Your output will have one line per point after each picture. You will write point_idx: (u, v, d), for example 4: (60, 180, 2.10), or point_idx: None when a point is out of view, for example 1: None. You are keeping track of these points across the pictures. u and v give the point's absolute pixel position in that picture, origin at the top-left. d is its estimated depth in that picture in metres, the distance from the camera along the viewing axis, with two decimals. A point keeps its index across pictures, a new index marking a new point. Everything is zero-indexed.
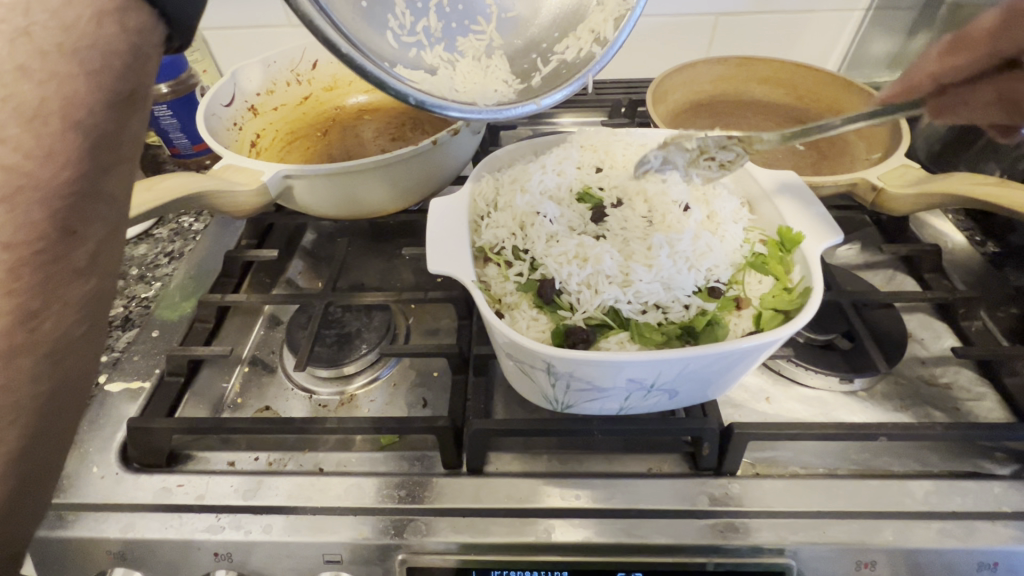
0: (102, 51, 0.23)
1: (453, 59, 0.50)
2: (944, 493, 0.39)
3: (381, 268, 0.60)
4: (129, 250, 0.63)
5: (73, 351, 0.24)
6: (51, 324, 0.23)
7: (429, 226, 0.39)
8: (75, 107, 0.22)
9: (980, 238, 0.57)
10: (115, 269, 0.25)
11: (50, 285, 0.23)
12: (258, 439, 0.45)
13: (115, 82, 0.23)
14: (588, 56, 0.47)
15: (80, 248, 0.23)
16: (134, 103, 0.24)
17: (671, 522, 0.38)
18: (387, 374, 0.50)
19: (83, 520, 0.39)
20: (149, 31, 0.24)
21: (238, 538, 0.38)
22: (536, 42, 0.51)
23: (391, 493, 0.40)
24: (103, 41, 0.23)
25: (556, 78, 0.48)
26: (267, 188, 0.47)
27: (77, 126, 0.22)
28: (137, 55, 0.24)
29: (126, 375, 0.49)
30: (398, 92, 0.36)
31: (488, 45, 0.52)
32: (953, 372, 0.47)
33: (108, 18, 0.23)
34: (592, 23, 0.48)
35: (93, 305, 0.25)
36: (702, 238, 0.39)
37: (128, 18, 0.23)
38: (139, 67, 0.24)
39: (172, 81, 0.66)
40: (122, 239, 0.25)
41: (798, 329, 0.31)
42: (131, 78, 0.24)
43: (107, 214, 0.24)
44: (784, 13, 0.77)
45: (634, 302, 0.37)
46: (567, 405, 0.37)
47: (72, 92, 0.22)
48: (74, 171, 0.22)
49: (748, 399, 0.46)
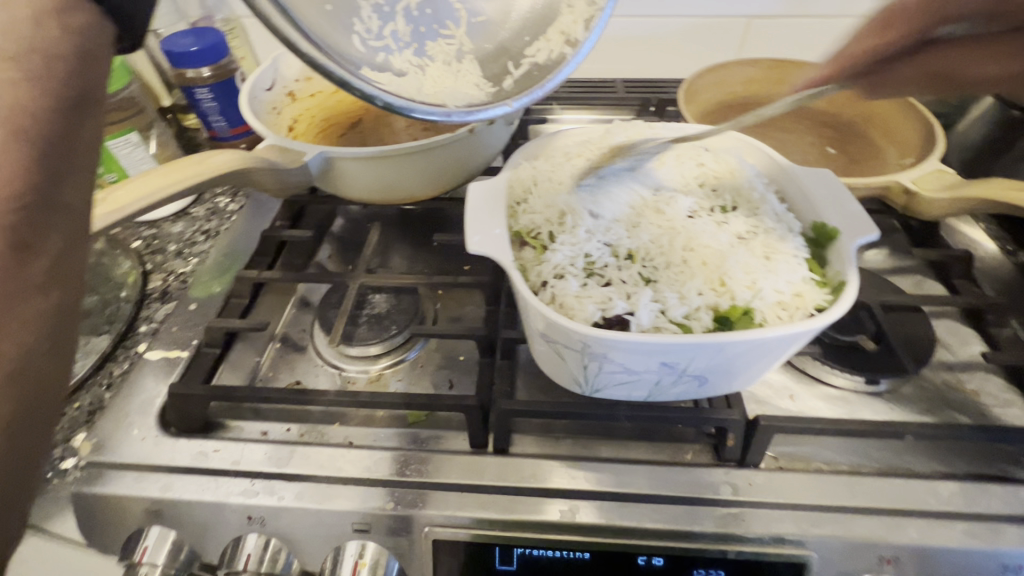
0: (44, 54, 0.28)
1: (422, 63, 0.51)
2: (970, 495, 0.38)
3: (409, 253, 0.61)
4: (167, 226, 0.65)
5: (39, 361, 0.24)
6: (11, 344, 0.23)
7: (469, 210, 0.40)
8: (22, 115, 0.26)
9: (1011, 247, 0.56)
10: (78, 284, 0.26)
11: (9, 300, 0.23)
12: (288, 411, 0.46)
13: (57, 86, 0.28)
14: (559, 57, 0.48)
15: (37, 261, 0.24)
16: (85, 107, 0.29)
17: (693, 510, 0.38)
18: (414, 356, 0.51)
19: (124, 478, 0.41)
20: (92, 28, 0.31)
21: (271, 503, 0.39)
22: (506, 48, 0.52)
23: (403, 468, 0.41)
24: (44, 45, 0.28)
25: (527, 81, 0.49)
26: (308, 167, 0.49)
27: (21, 130, 0.25)
28: (83, 56, 0.30)
29: (165, 345, 0.50)
30: (364, 93, 0.36)
31: (459, 50, 0.52)
32: (981, 378, 0.47)
33: (51, 19, 0.29)
34: (562, 25, 0.49)
35: (55, 323, 0.25)
36: (721, 236, 0.40)
37: (71, 19, 0.30)
38: (86, 68, 0.29)
39: (213, 65, 0.67)
40: (80, 253, 0.27)
41: (831, 322, 0.32)
42: (78, 82, 0.29)
43: (60, 223, 0.26)
44: (819, 16, 0.77)
45: (683, 303, 0.36)
46: (596, 388, 0.37)
47: (17, 97, 0.26)
48: (20, 180, 0.25)
49: (772, 395, 0.46)
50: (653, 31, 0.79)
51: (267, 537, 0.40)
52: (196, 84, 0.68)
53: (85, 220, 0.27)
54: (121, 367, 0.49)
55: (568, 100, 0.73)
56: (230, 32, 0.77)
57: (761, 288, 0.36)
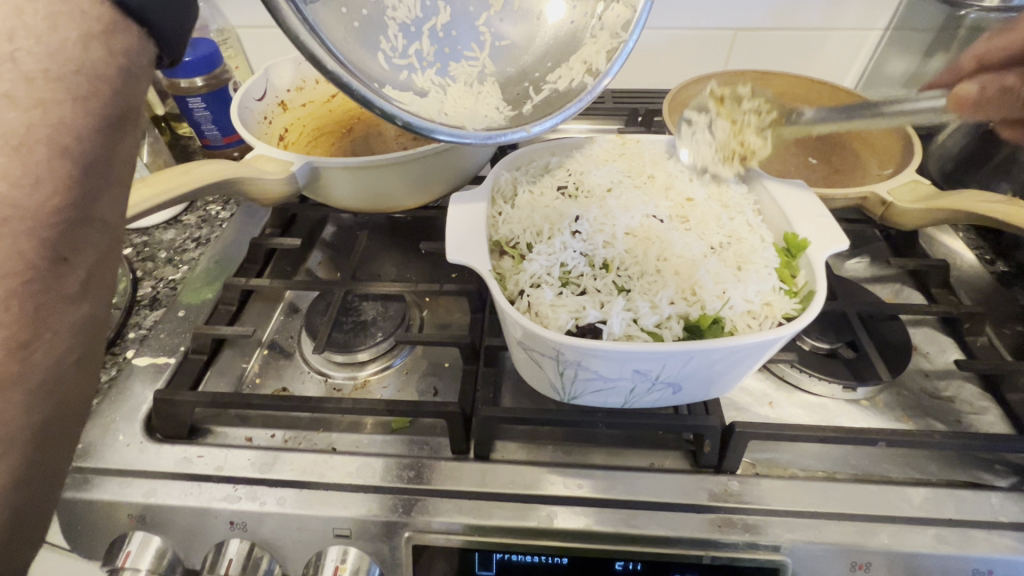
0: (88, 74, 0.26)
1: (444, 83, 0.51)
2: (942, 501, 0.39)
3: (398, 261, 0.62)
4: (158, 234, 0.65)
5: (71, 374, 0.25)
6: (43, 353, 0.24)
7: (450, 219, 0.40)
8: (64, 132, 0.25)
9: (990, 256, 0.57)
10: (108, 295, 0.27)
11: (43, 313, 0.24)
12: (275, 418, 0.47)
13: (100, 106, 0.26)
14: (580, 86, 0.49)
15: (72, 275, 0.25)
16: (124, 125, 0.27)
17: (672, 515, 0.39)
18: (400, 363, 0.52)
19: (109, 484, 0.41)
20: (137, 52, 0.28)
21: (253, 509, 0.40)
22: (527, 72, 0.52)
23: (393, 474, 0.42)
24: (90, 66, 0.26)
25: (547, 107, 0.49)
26: (295, 177, 0.50)
27: (66, 149, 0.25)
28: (126, 76, 0.27)
29: (153, 351, 0.51)
30: (385, 111, 0.38)
31: (481, 71, 0.53)
32: (956, 386, 0.48)
33: (94, 42, 0.26)
34: (584, 54, 0.49)
35: (85, 331, 0.25)
36: (693, 246, 0.41)
37: (114, 42, 0.27)
38: (129, 85, 0.28)
39: (208, 75, 0.68)
40: (114, 265, 0.27)
41: (800, 329, 0.33)
42: (121, 101, 0.27)
43: (96, 238, 0.26)
44: (805, 29, 0.78)
45: (655, 312, 0.36)
46: (573, 396, 0.38)
47: (59, 117, 0.25)
48: (59, 199, 0.24)
49: (752, 403, 0.47)
50: (641, 43, 0.80)
51: (250, 543, 0.40)
52: (189, 93, 0.69)
53: (119, 232, 0.27)
54: (109, 373, 0.49)
55: None
56: (224, 42, 0.78)
57: (731, 298, 0.36)
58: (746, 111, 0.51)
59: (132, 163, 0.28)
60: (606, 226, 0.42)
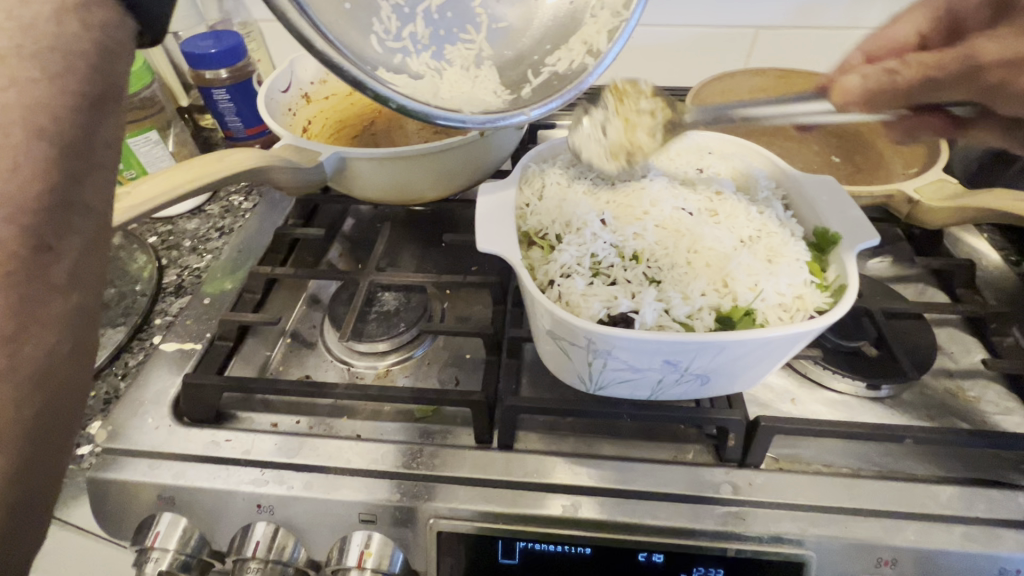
0: (63, 52, 0.27)
1: (440, 67, 0.50)
2: (970, 500, 0.39)
3: (418, 254, 0.63)
4: (182, 223, 0.66)
5: (61, 366, 0.24)
6: (33, 345, 0.23)
7: (480, 209, 0.40)
8: (41, 110, 0.25)
9: (1015, 257, 0.56)
10: (98, 285, 0.26)
11: (29, 303, 0.23)
12: (298, 405, 0.47)
13: (77, 85, 0.27)
14: (581, 66, 0.49)
15: (58, 263, 0.24)
16: (103, 104, 0.28)
17: (693, 508, 0.39)
18: (421, 353, 0.52)
19: (137, 465, 0.42)
20: (114, 26, 0.30)
21: (280, 492, 0.40)
22: (525, 55, 0.53)
23: (410, 461, 0.42)
24: (65, 41, 0.28)
25: (546, 90, 0.49)
26: (323, 166, 0.51)
27: (43, 132, 0.25)
28: (102, 51, 0.29)
29: (179, 337, 0.52)
30: (377, 93, 0.37)
31: (478, 55, 0.52)
32: (982, 386, 0.47)
33: (69, 16, 0.29)
34: (585, 35, 0.50)
35: (76, 321, 0.25)
36: (722, 239, 0.41)
37: (90, 15, 0.29)
38: (108, 62, 0.29)
39: (232, 68, 0.69)
40: (101, 254, 0.27)
41: (832, 323, 0.32)
42: (98, 80, 0.28)
43: (80, 225, 0.26)
44: (828, 28, 0.78)
45: (687, 303, 0.37)
46: (600, 386, 0.38)
47: (36, 96, 0.25)
48: (40, 182, 0.24)
49: (774, 399, 0.47)
50: (661, 40, 0.80)
51: (275, 525, 0.41)
52: (214, 85, 0.69)
53: (106, 220, 0.27)
54: (137, 358, 0.50)
55: (576, 107, 0.74)
56: (248, 35, 0.79)
57: (763, 290, 0.37)
58: (641, 110, 0.48)
59: (117, 148, 0.29)
60: (635, 221, 0.42)
